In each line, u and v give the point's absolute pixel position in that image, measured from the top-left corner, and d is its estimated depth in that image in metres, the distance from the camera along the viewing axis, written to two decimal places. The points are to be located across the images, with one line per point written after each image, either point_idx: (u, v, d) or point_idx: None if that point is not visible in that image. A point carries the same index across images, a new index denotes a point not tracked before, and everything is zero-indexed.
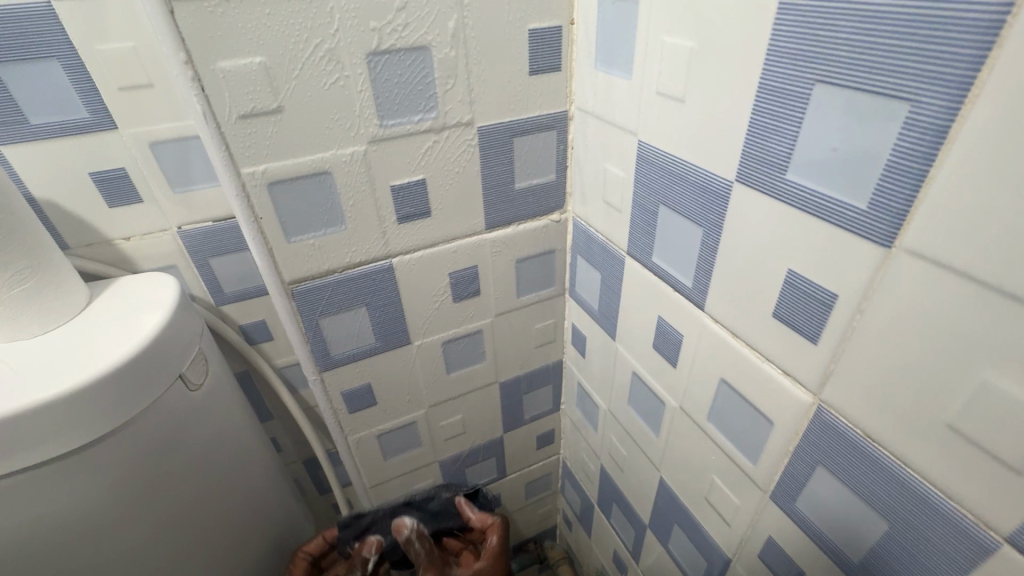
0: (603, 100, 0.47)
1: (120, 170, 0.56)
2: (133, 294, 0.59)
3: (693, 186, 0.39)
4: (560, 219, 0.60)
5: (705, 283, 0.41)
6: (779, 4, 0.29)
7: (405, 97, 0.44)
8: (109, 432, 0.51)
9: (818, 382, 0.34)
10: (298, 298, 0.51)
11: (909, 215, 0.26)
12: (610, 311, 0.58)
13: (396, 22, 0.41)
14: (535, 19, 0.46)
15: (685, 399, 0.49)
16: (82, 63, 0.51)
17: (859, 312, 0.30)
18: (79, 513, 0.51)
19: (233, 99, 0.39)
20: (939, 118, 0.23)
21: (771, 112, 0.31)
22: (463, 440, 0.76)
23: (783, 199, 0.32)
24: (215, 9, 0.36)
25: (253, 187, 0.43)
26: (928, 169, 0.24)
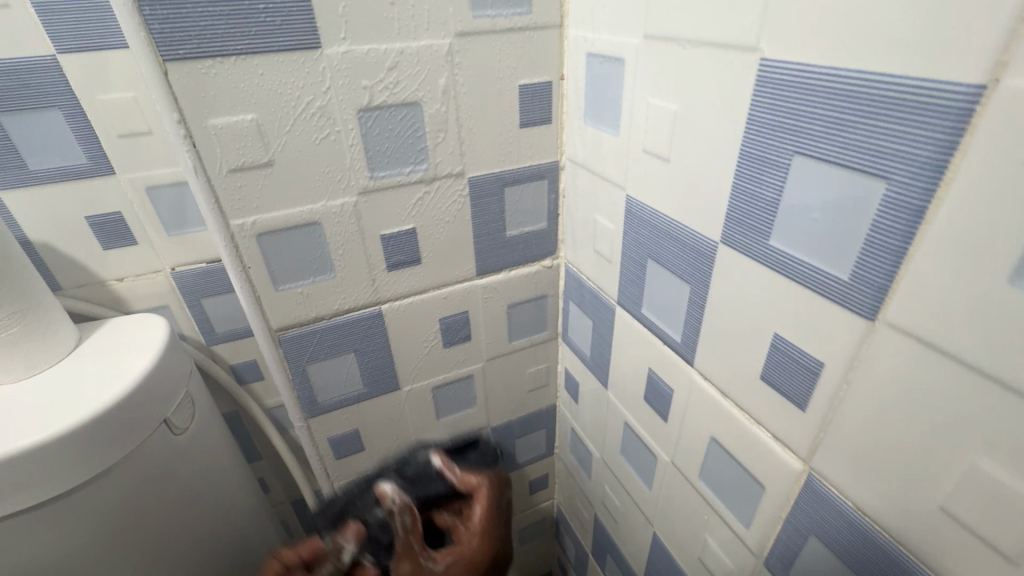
0: (593, 154, 0.47)
1: (116, 214, 0.57)
2: (123, 336, 0.58)
3: (680, 243, 0.39)
4: (552, 264, 0.59)
5: (694, 339, 0.41)
6: (757, 75, 0.29)
7: (396, 150, 0.45)
8: (86, 482, 0.49)
9: (808, 450, 0.33)
10: (285, 345, 0.50)
11: (891, 290, 0.25)
12: (602, 359, 0.58)
13: (388, 80, 0.42)
14: (525, 75, 0.47)
15: (676, 454, 0.48)
16: (84, 112, 0.52)
17: (845, 383, 0.29)
18: (53, 561, 0.50)
19: (224, 154, 0.39)
20: (915, 198, 0.23)
21: (752, 177, 0.31)
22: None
23: (767, 264, 0.32)
24: (209, 70, 0.36)
25: (242, 237, 0.43)
26: (906, 246, 0.24)
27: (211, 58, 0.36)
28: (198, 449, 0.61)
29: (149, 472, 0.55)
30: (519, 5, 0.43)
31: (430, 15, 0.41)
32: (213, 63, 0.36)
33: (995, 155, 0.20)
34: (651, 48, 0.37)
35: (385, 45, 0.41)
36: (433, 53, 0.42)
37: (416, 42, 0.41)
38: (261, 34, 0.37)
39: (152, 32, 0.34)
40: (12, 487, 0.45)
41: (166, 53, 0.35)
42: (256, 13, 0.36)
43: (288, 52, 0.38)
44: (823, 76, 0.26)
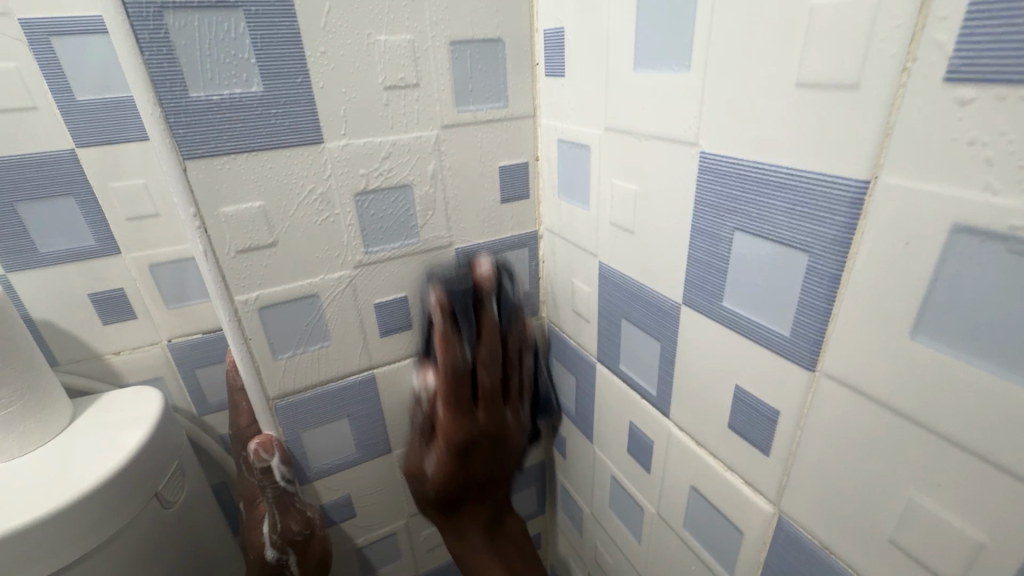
0: (568, 225, 0.53)
1: (118, 291, 0.60)
2: (117, 409, 0.59)
3: (648, 304, 0.44)
4: (535, 324, 0.63)
5: (667, 392, 0.44)
6: (700, 166, 0.34)
7: (389, 228, 0.50)
8: (64, 567, 0.48)
9: (775, 493, 0.36)
10: (281, 412, 0.52)
11: (823, 345, 0.30)
12: (586, 413, 0.60)
13: (382, 168, 0.47)
14: (504, 158, 0.53)
15: (661, 505, 0.50)
16: (95, 198, 0.56)
17: (799, 428, 0.33)
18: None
19: (233, 236, 0.43)
20: (833, 268, 0.28)
21: (705, 248, 0.36)
22: None
23: (723, 322, 0.36)
24: (223, 166, 0.41)
25: (244, 311, 0.46)
26: (831, 307, 0.29)
27: (226, 155, 0.41)
28: (185, 523, 0.61)
29: (131, 556, 0.54)
30: (497, 101, 0.50)
31: (419, 112, 0.47)
32: (227, 159, 0.41)
33: (883, 236, 0.25)
34: (612, 138, 0.42)
35: (381, 138, 0.46)
36: (422, 144, 0.48)
37: (407, 134, 0.47)
38: (272, 133, 0.42)
39: (175, 136, 0.39)
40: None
41: (187, 152, 0.40)
42: (267, 117, 0.41)
43: (294, 147, 0.43)
44: (750, 168, 0.31)
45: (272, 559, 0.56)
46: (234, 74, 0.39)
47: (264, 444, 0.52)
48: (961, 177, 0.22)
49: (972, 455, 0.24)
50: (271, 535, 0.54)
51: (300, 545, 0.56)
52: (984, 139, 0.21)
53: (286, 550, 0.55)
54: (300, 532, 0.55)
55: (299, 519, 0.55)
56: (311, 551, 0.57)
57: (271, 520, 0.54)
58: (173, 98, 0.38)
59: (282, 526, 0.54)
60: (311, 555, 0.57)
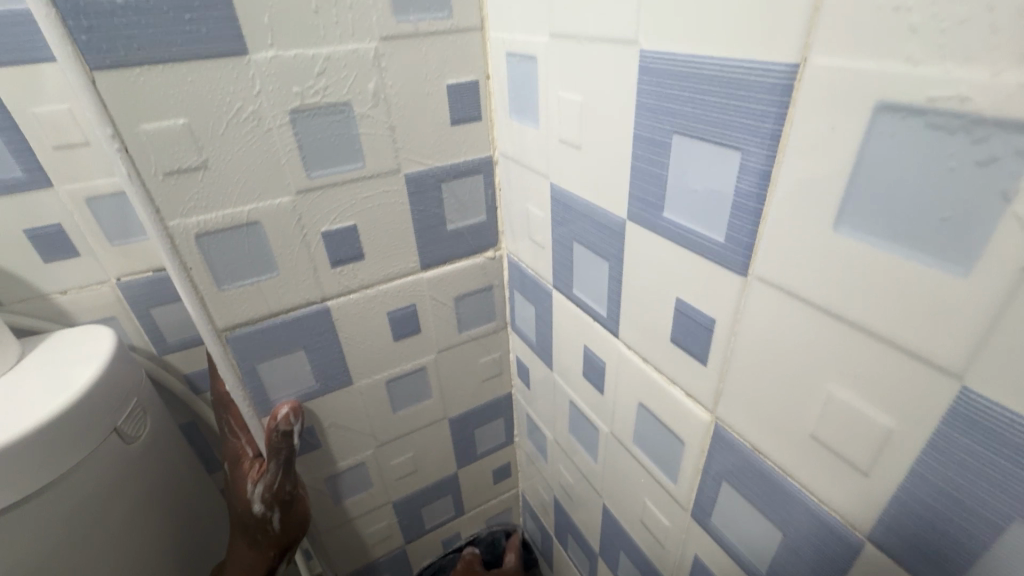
0: (520, 146, 0.51)
1: (56, 227, 0.57)
2: (66, 348, 0.58)
3: (596, 223, 0.43)
4: (495, 255, 0.62)
5: (616, 312, 0.44)
6: (640, 67, 0.33)
7: (331, 152, 0.47)
8: (17, 502, 0.48)
9: (712, 401, 0.37)
10: (232, 344, 0.52)
11: (755, 247, 0.29)
12: (546, 342, 0.61)
13: (318, 85, 0.44)
14: (452, 75, 0.50)
15: (614, 423, 0.51)
16: (15, 125, 0.52)
17: (733, 335, 0.33)
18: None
19: (158, 158, 0.41)
20: (764, 164, 0.27)
21: (647, 157, 0.34)
22: (428, 468, 0.76)
23: (665, 235, 0.35)
24: (137, 79, 0.38)
25: (181, 239, 0.44)
26: (762, 207, 0.28)
27: (139, 66, 0.38)
28: (150, 457, 0.62)
29: (96, 486, 0.55)
30: (440, 11, 0.46)
31: (354, 22, 0.43)
32: (141, 71, 0.38)
33: (812, 122, 0.24)
34: (556, 45, 0.40)
35: (313, 51, 0.43)
36: (360, 58, 0.45)
37: (343, 47, 0.44)
38: (188, 42, 0.38)
39: (78, 43, 0.36)
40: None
41: (93, 62, 0.36)
42: (182, 23, 0.38)
43: (216, 59, 0.40)
44: (687, 63, 0.29)
45: (257, 512, 0.57)
46: None
47: (293, 411, 0.56)
48: (883, 51, 0.21)
49: (885, 344, 0.24)
50: (264, 493, 0.56)
51: (285, 503, 0.58)
52: (908, 3, 0.19)
53: (273, 507, 0.58)
54: (289, 493, 0.58)
55: (292, 481, 0.58)
56: (292, 510, 0.60)
57: (271, 481, 0.56)
58: None
59: (278, 489, 0.57)
60: (291, 514, 0.60)
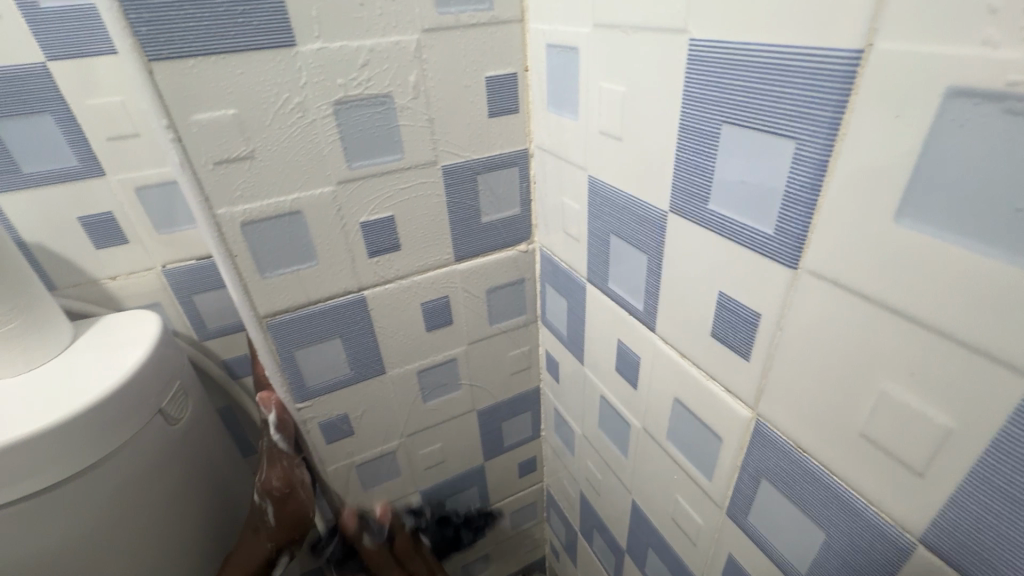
0: (557, 139, 0.50)
1: (107, 215, 0.59)
2: (115, 331, 0.61)
3: (636, 216, 0.42)
4: (528, 248, 0.62)
5: (654, 306, 0.44)
6: (688, 57, 0.32)
7: (371, 143, 0.48)
8: (72, 476, 0.51)
9: (754, 397, 0.36)
10: (272, 330, 0.53)
11: (807, 239, 0.28)
12: (577, 336, 0.60)
13: (361, 77, 0.45)
14: (491, 67, 0.50)
15: (647, 419, 0.51)
16: (72, 116, 0.54)
17: (780, 330, 0.32)
18: (36, 560, 0.50)
19: (208, 147, 0.42)
20: (820, 154, 0.26)
21: (692, 147, 0.34)
22: (454, 459, 0.77)
23: (709, 228, 0.35)
24: (191, 70, 0.39)
25: (228, 227, 0.46)
26: (816, 198, 0.27)
27: (193, 57, 0.39)
28: (192, 438, 0.64)
29: (143, 463, 0.57)
30: (481, 3, 0.47)
31: (397, 14, 0.44)
32: (194, 63, 0.39)
33: (876, 109, 0.23)
34: (599, 36, 0.40)
35: (357, 44, 0.43)
36: (402, 50, 0.45)
37: (386, 39, 0.44)
38: (240, 34, 0.39)
39: (138, 34, 0.37)
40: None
41: (151, 53, 0.38)
42: (234, 15, 0.39)
43: (265, 50, 0.41)
44: (741, 51, 0.29)
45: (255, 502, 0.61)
46: None
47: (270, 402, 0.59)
48: (958, 34, 0.20)
49: (947, 339, 0.24)
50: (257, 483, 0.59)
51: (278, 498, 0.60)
52: None
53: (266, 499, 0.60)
54: (278, 488, 0.59)
55: (278, 475, 0.59)
56: (287, 508, 0.61)
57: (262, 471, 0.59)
58: None
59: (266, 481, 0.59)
60: (285, 511, 0.60)
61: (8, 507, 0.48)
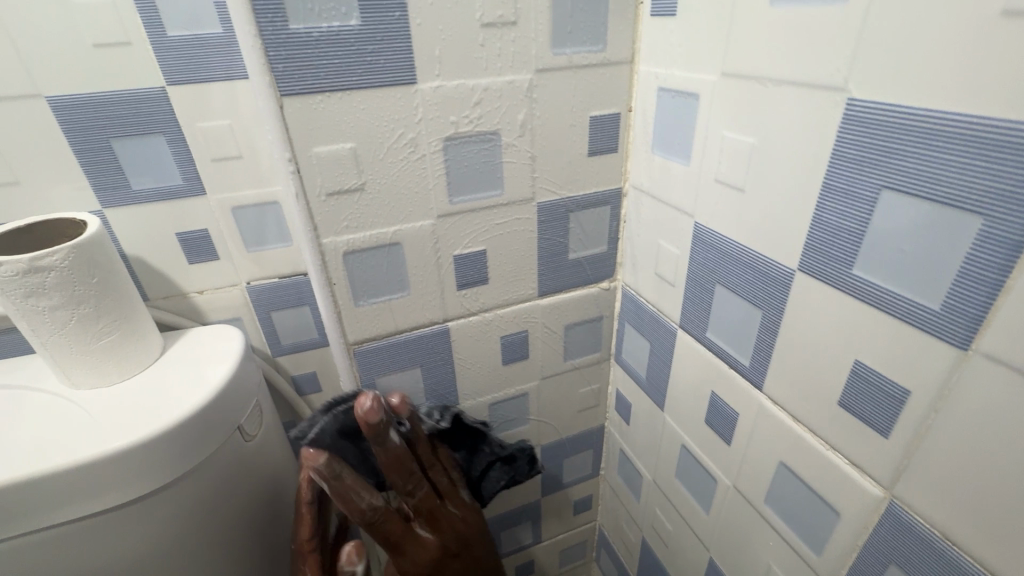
0: (659, 182, 0.49)
1: (203, 231, 0.61)
2: (202, 345, 0.62)
3: (752, 269, 0.41)
4: (610, 286, 0.61)
5: (764, 363, 0.42)
6: (843, 116, 0.31)
7: (474, 178, 0.48)
8: (152, 492, 0.52)
9: (889, 476, 0.34)
10: (358, 357, 0.53)
11: (985, 321, 0.26)
12: (659, 380, 0.58)
13: (472, 115, 0.45)
14: (597, 107, 0.49)
15: (739, 478, 0.48)
16: (183, 137, 0.56)
17: (934, 411, 0.30)
18: (124, 566, 0.52)
19: (324, 179, 0.43)
20: (1015, 233, 0.24)
21: (838, 208, 0.32)
22: (513, 492, 0.75)
23: (851, 293, 0.33)
24: (318, 105, 0.40)
25: (331, 255, 0.46)
26: (1004, 279, 0.25)
27: (322, 93, 0.40)
28: (263, 454, 0.64)
29: (221, 477, 0.58)
30: (595, 44, 0.46)
31: (514, 54, 0.44)
32: (322, 98, 0.40)
33: None
34: (728, 85, 0.39)
35: (473, 82, 0.44)
36: (514, 89, 0.45)
37: (500, 78, 0.44)
38: (367, 72, 0.40)
39: (275, 71, 0.38)
40: (84, 488, 0.49)
41: (284, 89, 0.39)
42: (363, 54, 0.39)
43: (388, 87, 0.41)
44: (916, 116, 0.27)
45: None
46: (333, 7, 0.37)
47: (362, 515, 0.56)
48: None
49: None
50: None
51: None
52: None
53: None
54: None
55: None
56: None
57: None
58: (273, 30, 0.37)
59: None
60: None
61: (103, 514, 0.50)
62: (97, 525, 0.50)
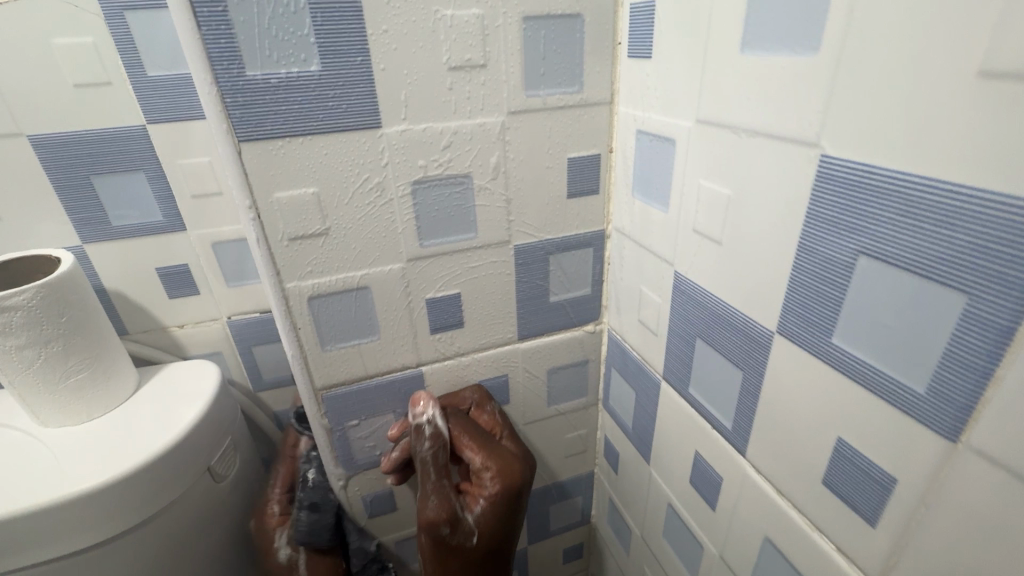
0: (640, 226, 0.47)
1: (183, 267, 0.61)
2: (177, 382, 0.61)
3: (731, 327, 0.38)
4: (595, 329, 0.59)
5: (746, 428, 0.38)
6: (817, 174, 0.28)
7: (446, 221, 0.46)
8: (104, 541, 0.50)
9: (878, 571, 0.30)
10: (326, 402, 0.51)
11: (975, 412, 0.23)
12: (645, 432, 0.55)
13: (441, 158, 0.44)
14: (575, 148, 0.47)
15: (725, 547, 0.44)
16: (163, 174, 0.56)
17: (924, 506, 0.26)
18: None
19: (286, 224, 0.41)
20: (1004, 317, 0.21)
21: (814, 272, 0.30)
22: None
23: (832, 364, 0.30)
24: (278, 151, 0.39)
25: (295, 300, 0.45)
26: (994, 368, 0.22)
27: (282, 138, 0.39)
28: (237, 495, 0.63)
29: (192, 519, 0.57)
30: (571, 85, 0.45)
31: (485, 97, 0.43)
32: (282, 144, 0.39)
33: None
34: (703, 132, 0.36)
35: (441, 126, 0.42)
36: (486, 131, 0.44)
37: (470, 121, 0.43)
38: (328, 117, 0.39)
39: (231, 117, 0.37)
40: (34, 537, 0.47)
41: (242, 135, 0.38)
42: (324, 99, 0.38)
43: (351, 132, 0.40)
44: (893, 180, 0.24)
45: None
46: (292, 54, 0.37)
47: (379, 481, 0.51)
48: None
49: None
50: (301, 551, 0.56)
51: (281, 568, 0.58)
52: None
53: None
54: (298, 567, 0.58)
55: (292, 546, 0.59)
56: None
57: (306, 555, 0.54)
58: (230, 77, 0.36)
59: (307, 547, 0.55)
60: None
61: (65, 558, 0.49)
62: (60, 570, 0.49)
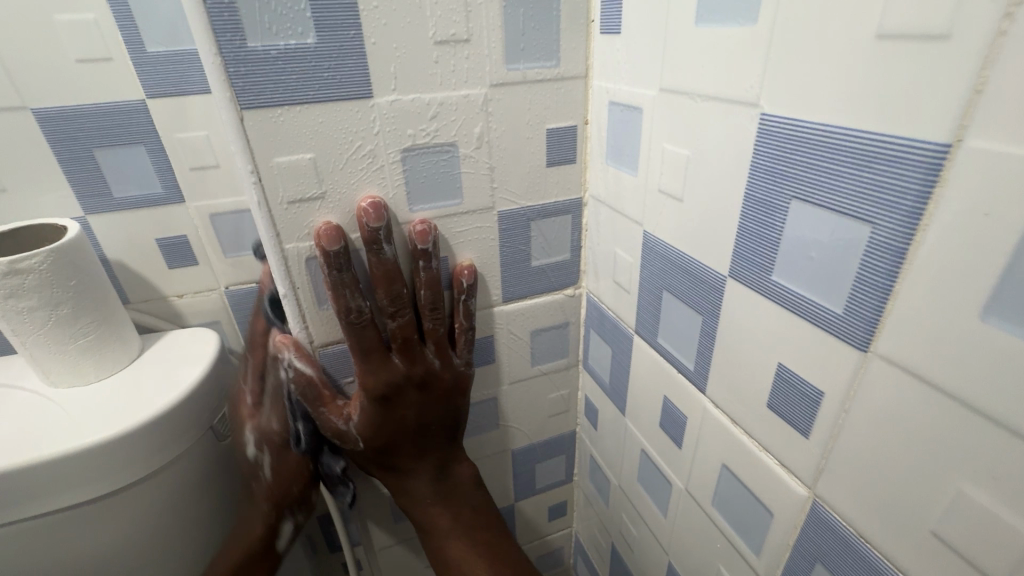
0: (613, 191, 0.51)
1: (183, 238, 0.63)
2: (179, 347, 0.64)
3: (691, 276, 0.42)
4: (574, 293, 0.63)
5: (705, 366, 0.43)
6: (758, 131, 0.32)
7: (434, 187, 0.50)
8: (114, 490, 0.54)
9: (812, 476, 0.35)
10: (323, 359, 0.55)
11: (880, 324, 0.28)
12: (620, 385, 0.60)
13: (429, 128, 0.47)
14: (553, 120, 0.51)
15: (690, 481, 0.49)
16: (163, 148, 0.59)
17: (844, 412, 0.31)
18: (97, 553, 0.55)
19: (285, 187, 0.45)
20: (898, 240, 0.26)
21: (757, 217, 0.34)
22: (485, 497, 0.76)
23: (772, 299, 0.34)
24: (278, 118, 0.42)
25: (293, 260, 0.48)
26: (893, 284, 0.26)
27: (281, 106, 0.42)
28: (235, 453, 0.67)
29: (194, 472, 0.61)
30: (549, 60, 0.48)
31: (468, 70, 0.46)
32: (281, 111, 0.42)
33: (961, 204, 0.23)
34: (665, 99, 0.40)
35: (429, 96, 0.46)
36: (470, 102, 0.47)
37: (456, 92, 0.47)
38: (324, 87, 0.42)
39: (234, 85, 0.40)
40: (50, 484, 0.51)
41: (244, 103, 0.41)
42: (320, 70, 0.42)
43: (345, 101, 0.43)
44: (817, 131, 0.29)
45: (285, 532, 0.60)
46: (290, 27, 0.40)
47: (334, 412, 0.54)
48: None
49: None
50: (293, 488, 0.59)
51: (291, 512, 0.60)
52: None
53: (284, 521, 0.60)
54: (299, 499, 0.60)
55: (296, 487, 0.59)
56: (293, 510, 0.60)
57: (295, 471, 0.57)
58: (232, 47, 0.39)
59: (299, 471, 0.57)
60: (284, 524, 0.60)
61: (78, 504, 0.53)
62: (72, 514, 0.53)
